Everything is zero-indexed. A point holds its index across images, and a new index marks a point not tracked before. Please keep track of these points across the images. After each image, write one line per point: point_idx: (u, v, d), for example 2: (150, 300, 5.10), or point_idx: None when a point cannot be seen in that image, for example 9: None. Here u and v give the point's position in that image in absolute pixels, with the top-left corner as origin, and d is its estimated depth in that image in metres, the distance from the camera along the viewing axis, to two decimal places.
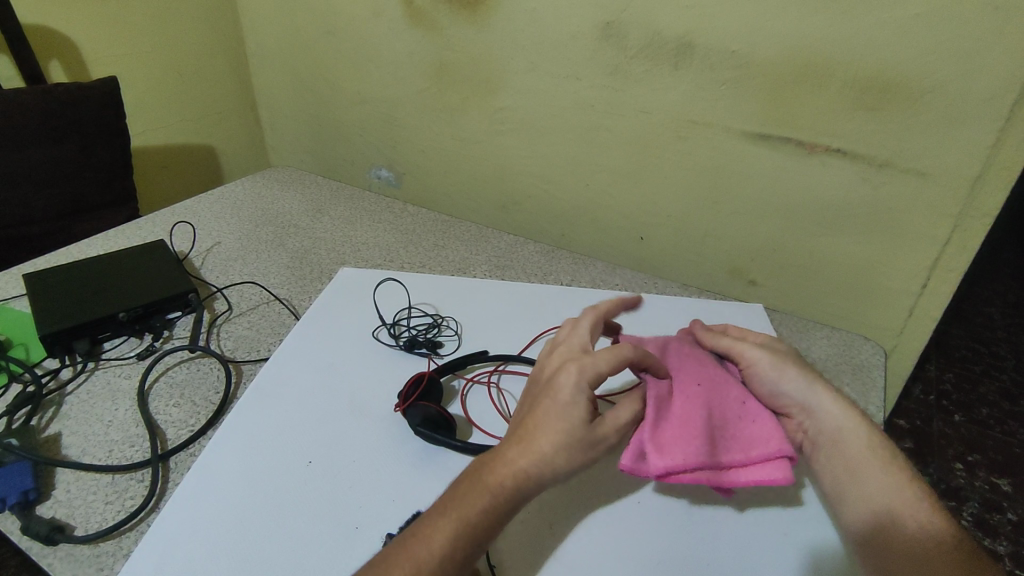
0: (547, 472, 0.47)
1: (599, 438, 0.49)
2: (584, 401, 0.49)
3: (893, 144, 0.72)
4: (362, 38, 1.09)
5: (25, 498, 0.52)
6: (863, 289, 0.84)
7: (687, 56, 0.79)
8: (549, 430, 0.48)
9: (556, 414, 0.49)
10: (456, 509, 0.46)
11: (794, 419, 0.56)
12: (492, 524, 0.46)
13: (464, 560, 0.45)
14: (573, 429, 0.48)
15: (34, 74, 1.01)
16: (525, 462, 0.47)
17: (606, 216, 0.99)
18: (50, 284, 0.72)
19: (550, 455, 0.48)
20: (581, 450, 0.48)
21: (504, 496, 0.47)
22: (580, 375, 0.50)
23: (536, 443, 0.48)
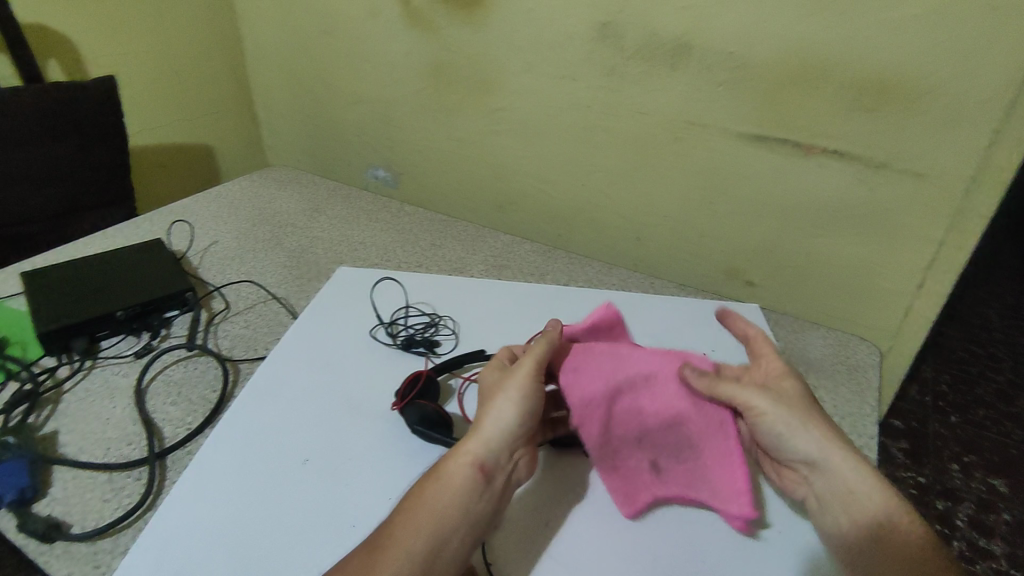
0: (490, 426, 0.53)
1: (523, 373, 0.56)
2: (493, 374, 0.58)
3: (890, 145, 0.72)
4: (361, 38, 1.09)
5: (21, 496, 0.51)
6: (860, 289, 0.84)
7: (684, 57, 0.79)
8: (484, 399, 0.56)
9: (488, 386, 0.57)
10: (415, 495, 0.50)
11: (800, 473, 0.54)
12: (451, 495, 0.49)
13: (429, 536, 0.47)
14: (497, 384, 0.56)
15: (31, 72, 1.01)
16: (470, 438, 0.52)
17: (603, 216, 1.00)
18: (46, 283, 0.72)
19: (496, 411, 0.54)
20: (511, 389, 0.55)
21: (452, 472, 0.51)
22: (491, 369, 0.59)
23: (479, 414, 0.55)
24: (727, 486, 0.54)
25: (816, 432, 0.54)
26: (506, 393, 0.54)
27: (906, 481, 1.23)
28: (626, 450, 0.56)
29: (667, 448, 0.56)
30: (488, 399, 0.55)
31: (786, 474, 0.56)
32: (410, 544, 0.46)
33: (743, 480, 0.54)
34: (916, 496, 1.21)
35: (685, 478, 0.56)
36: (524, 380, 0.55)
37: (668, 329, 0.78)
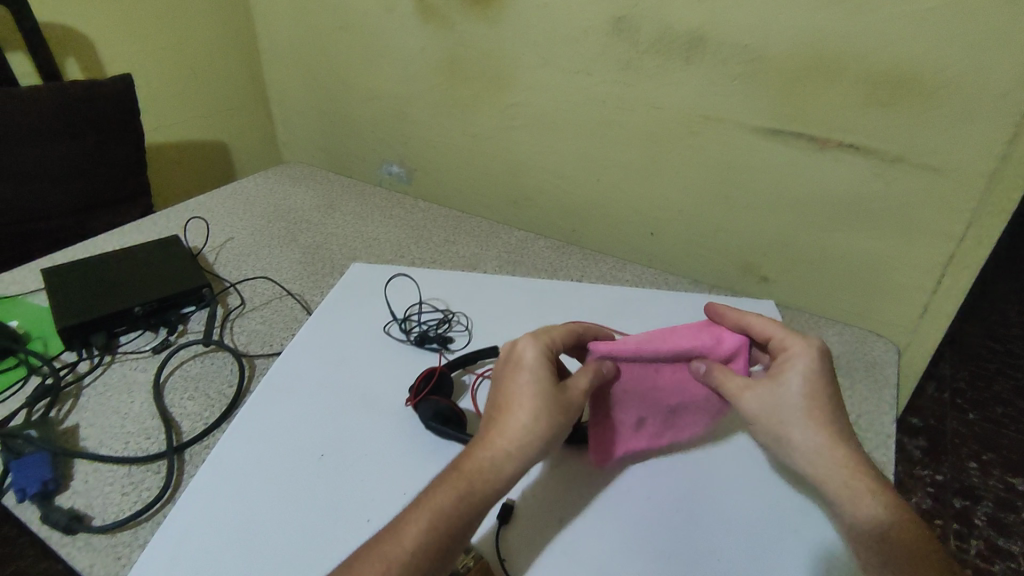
0: (526, 447, 0.49)
1: (574, 400, 0.51)
2: (541, 364, 0.52)
3: (910, 139, 0.71)
4: (374, 34, 1.09)
5: (44, 488, 0.52)
6: (877, 285, 0.83)
7: (699, 51, 0.79)
8: (520, 406, 0.50)
9: (524, 387, 0.51)
10: (428, 501, 0.47)
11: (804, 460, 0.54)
12: (472, 512, 0.47)
13: (444, 545, 0.45)
14: (541, 395, 0.50)
15: (50, 71, 1.02)
16: (494, 444, 0.49)
17: (616, 212, 0.99)
18: (66, 279, 0.73)
19: (523, 427, 0.49)
20: (557, 416, 0.50)
21: (476, 482, 0.48)
22: (536, 346, 0.53)
23: (510, 422, 0.49)
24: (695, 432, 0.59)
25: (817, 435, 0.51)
26: (552, 419, 0.50)
27: (922, 479, 1.22)
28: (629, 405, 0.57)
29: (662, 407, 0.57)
30: (524, 409, 0.50)
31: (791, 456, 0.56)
32: (424, 559, 0.45)
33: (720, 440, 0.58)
34: (934, 494, 1.19)
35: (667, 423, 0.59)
36: (572, 409, 0.51)
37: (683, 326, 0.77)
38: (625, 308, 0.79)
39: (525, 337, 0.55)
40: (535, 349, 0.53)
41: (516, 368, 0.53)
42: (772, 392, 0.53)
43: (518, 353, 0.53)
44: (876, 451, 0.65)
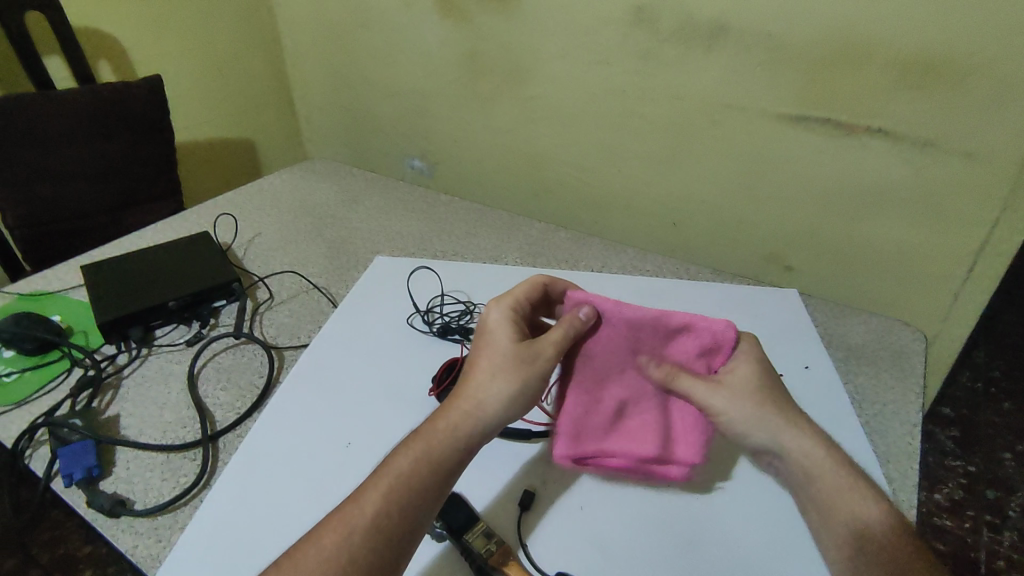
0: (487, 405, 0.49)
1: (537, 353, 0.51)
2: (504, 329, 0.53)
3: (938, 123, 0.70)
4: (395, 29, 1.10)
5: (89, 474, 0.55)
6: (906, 273, 0.82)
7: (720, 38, 0.78)
8: (482, 367, 0.51)
9: (486, 350, 0.52)
10: (390, 465, 0.47)
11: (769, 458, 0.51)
12: (434, 472, 0.47)
13: (408, 505, 0.45)
14: (502, 354, 0.51)
15: (85, 74, 1.06)
16: (454, 406, 0.49)
17: (638, 202, 0.99)
18: (104, 275, 0.76)
19: (485, 387, 0.50)
20: (520, 372, 0.50)
21: (439, 441, 0.48)
22: (504, 311, 0.55)
23: (473, 383, 0.50)
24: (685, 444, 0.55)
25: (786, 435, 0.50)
26: (512, 376, 0.50)
27: (954, 470, 1.20)
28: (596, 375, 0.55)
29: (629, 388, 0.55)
30: (485, 370, 0.50)
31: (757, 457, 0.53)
32: (385, 520, 0.44)
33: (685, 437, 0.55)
34: (965, 485, 1.18)
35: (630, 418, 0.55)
36: (536, 363, 0.51)
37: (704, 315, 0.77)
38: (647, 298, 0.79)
39: (493, 302, 0.56)
40: (499, 312, 0.54)
41: (482, 336, 0.54)
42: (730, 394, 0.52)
43: (484, 322, 0.55)
44: (901, 440, 0.65)
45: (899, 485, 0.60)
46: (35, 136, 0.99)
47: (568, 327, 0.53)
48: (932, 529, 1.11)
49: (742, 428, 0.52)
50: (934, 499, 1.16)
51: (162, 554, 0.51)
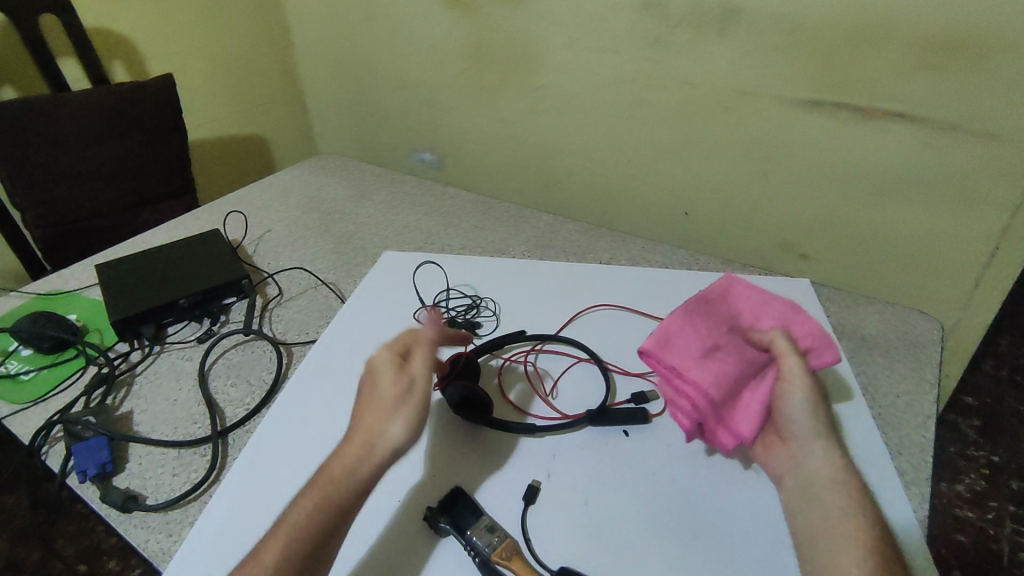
0: (378, 448, 0.48)
1: (414, 383, 0.50)
2: (386, 368, 0.51)
3: (960, 105, 0.68)
4: (403, 22, 1.10)
5: (102, 470, 0.56)
6: (924, 261, 0.80)
7: (731, 23, 0.76)
8: (364, 408, 0.50)
9: (370, 393, 0.50)
10: (286, 514, 0.47)
11: (789, 451, 0.53)
12: (328, 518, 0.46)
13: (304, 551, 0.45)
14: (382, 393, 0.50)
15: (100, 75, 1.08)
16: (343, 454, 0.48)
17: (648, 192, 0.98)
18: (118, 274, 0.77)
19: (381, 432, 0.48)
20: (399, 405, 0.49)
21: (332, 488, 0.47)
22: (386, 347, 0.53)
23: (358, 426, 0.49)
24: (743, 412, 0.55)
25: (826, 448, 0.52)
26: (394, 412, 0.49)
27: (975, 460, 1.18)
28: (706, 328, 0.58)
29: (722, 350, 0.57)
30: (364, 411, 0.49)
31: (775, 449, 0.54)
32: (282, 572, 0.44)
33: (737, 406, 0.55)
34: (987, 475, 1.16)
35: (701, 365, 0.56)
36: (416, 393, 0.50)
37: None
38: (655, 290, 0.79)
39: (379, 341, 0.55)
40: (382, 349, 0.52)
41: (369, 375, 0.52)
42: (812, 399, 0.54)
43: (369, 359, 0.53)
44: (915, 431, 0.64)
45: (913, 478, 0.59)
46: (51, 138, 1.01)
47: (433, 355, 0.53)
48: (952, 520, 1.10)
49: (792, 418, 0.54)
50: (954, 490, 1.14)
51: (172, 549, 0.52)
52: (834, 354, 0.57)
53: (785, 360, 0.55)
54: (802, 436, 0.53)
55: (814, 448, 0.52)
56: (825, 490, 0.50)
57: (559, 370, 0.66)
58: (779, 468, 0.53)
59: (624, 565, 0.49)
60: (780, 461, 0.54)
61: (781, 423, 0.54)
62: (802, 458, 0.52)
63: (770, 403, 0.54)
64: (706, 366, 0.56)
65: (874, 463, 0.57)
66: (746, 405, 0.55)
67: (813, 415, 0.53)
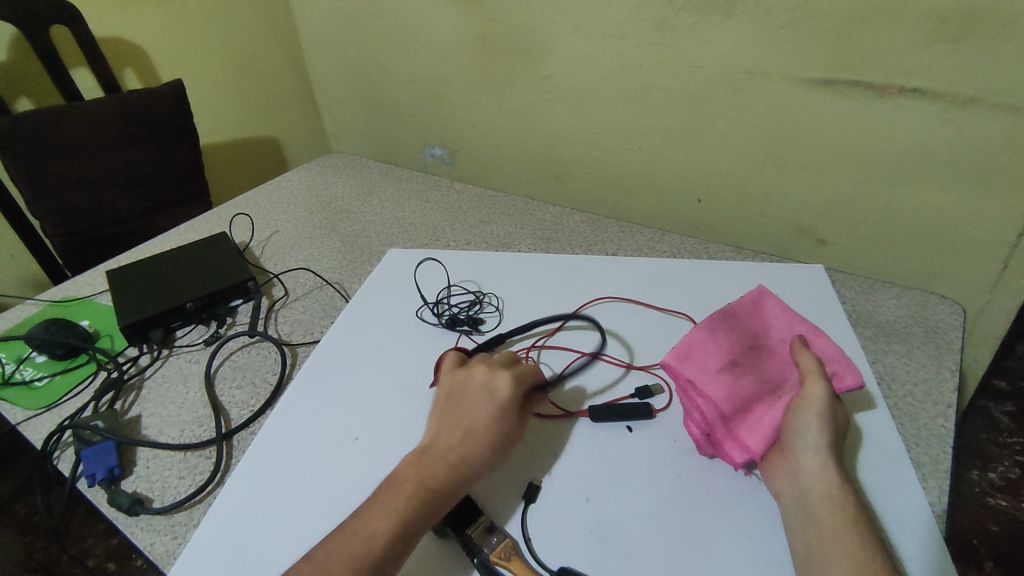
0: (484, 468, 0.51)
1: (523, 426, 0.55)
2: (507, 398, 0.54)
3: (983, 77, 0.64)
4: (407, 17, 1.09)
5: (110, 474, 0.57)
6: (947, 242, 0.76)
7: (738, 2, 0.74)
8: (487, 433, 0.52)
9: (493, 419, 0.53)
10: (388, 501, 0.48)
11: (787, 464, 0.51)
12: (430, 521, 0.48)
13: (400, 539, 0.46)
14: (508, 431, 0.53)
15: (111, 84, 1.09)
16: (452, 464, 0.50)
17: (659, 180, 0.96)
18: (127, 280, 0.78)
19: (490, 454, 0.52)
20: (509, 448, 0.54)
21: (437, 489, 0.49)
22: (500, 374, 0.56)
23: (475, 447, 0.52)
24: (753, 427, 0.53)
25: (825, 461, 0.49)
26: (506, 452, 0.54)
27: (1010, 447, 1.14)
28: (728, 342, 0.59)
29: (741, 364, 0.57)
30: (488, 437, 0.52)
31: (774, 464, 0.52)
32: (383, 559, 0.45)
33: (748, 420, 0.54)
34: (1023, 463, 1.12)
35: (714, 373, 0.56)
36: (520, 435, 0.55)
37: (721, 296, 0.74)
38: (663, 281, 0.77)
39: (496, 369, 0.56)
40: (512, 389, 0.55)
41: (477, 394, 0.55)
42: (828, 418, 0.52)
43: (477, 378, 0.56)
44: (933, 422, 0.61)
45: (930, 470, 0.56)
46: (65, 147, 1.03)
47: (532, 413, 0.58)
48: (984, 510, 1.06)
49: (798, 432, 0.51)
50: (987, 478, 1.10)
51: (177, 551, 0.52)
52: (856, 377, 0.55)
53: (810, 379, 0.54)
54: (803, 450, 0.50)
55: (809, 461, 0.50)
56: (816, 502, 0.47)
57: (561, 365, 0.65)
58: (778, 483, 0.51)
59: (625, 563, 0.48)
60: (778, 474, 0.51)
61: (785, 437, 0.52)
62: (799, 473, 0.50)
63: (785, 417, 0.53)
64: (719, 378, 0.56)
65: (889, 455, 0.55)
66: (760, 418, 0.54)
67: (820, 431, 0.51)
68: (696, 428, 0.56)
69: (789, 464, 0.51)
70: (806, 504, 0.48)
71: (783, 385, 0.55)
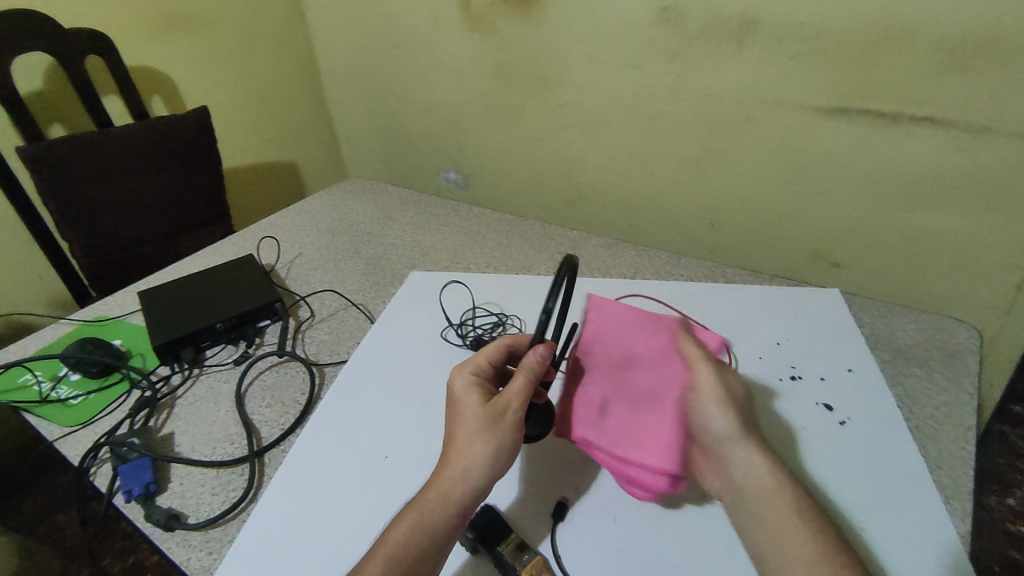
0: (469, 468, 0.48)
1: (508, 407, 0.50)
2: (469, 392, 0.51)
3: (992, 105, 0.66)
4: (425, 46, 1.13)
5: (147, 490, 0.59)
6: (960, 267, 0.78)
7: (750, 34, 0.76)
8: (455, 434, 0.50)
9: (457, 416, 0.51)
10: (387, 535, 0.47)
11: (715, 467, 0.52)
12: (428, 542, 0.46)
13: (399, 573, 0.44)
14: (473, 420, 0.49)
15: (141, 110, 1.13)
16: (438, 479, 0.48)
17: (673, 205, 0.98)
18: (159, 300, 0.80)
19: (468, 449, 0.48)
20: (494, 431, 0.49)
21: (428, 510, 0.47)
22: (462, 373, 0.54)
23: (453, 452, 0.49)
24: (661, 446, 0.54)
25: (757, 459, 0.50)
26: (488, 435, 0.49)
27: None
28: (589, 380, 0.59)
29: (612, 400, 0.58)
30: (456, 434, 0.49)
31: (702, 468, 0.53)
32: None
33: (656, 443, 0.54)
34: None
35: (595, 421, 0.57)
36: (508, 415, 0.50)
37: (740, 319, 0.75)
38: (683, 304, 0.78)
39: (456, 370, 0.55)
40: (462, 379, 0.53)
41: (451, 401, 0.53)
42: (729, 408, 0.53)
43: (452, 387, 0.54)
44: (955, 444, 0.62)
45: (952, 492, 0.57)
46: (97, 171, 1.06)
47: (528, 375, 0.51)
48: (1005, 536, 1.06)
49: (713, 430, 0.52)
50: (1005, 503, 1.10)
51: (213, 566, 0.53)
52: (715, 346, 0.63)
53: (694, 371, 0.56)
54: (721, 445, 0.52)
55: (730, 456, 0.51)
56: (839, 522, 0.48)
57: None
58: (712, 483, 0.52)
59: None
60: (711, 479, 0.52)
61: (699, 436, 0.53)
62: (730, 474, 0.51)
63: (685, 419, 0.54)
64: (606, 429, 0.56)
65: (910, 476, 0.56)
66: (659, 434, 0.54)
67: (725, 416, 0.52)
68: (626, 480, 0.55)
69: (717, 468, 0.52)
70: (746, 499, 0.49)
71: (658, 389, 0.57)
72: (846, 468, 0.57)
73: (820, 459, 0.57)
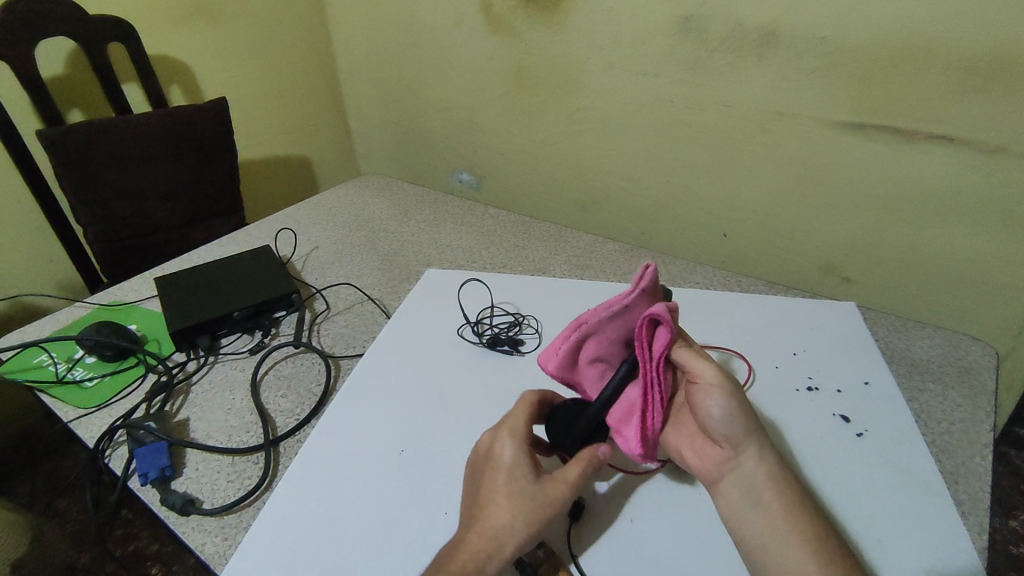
0: (506, 549, 0.46)
1: (557, 496, 0.48)
2: (520, 466, 0.49)
3: (1011, 127, 0.66)
4: (445, 46, 1.14)
5: (163, 474, 0.59)
6: (974, 286, 0.78)
7: (772, 46, 0.77)
8: (497, 503, 0.47)
9: (500, 486, 0.48)
10: None
11: (722, 453, 0.51)
12: None
13: None
14: (521, 499, 0.47)
15: (159, 97, 1.13)
16: (470, 548, 0.47)
17: (687, 213, 0.99)
18: (176, 286, 0.81)
19: (508, 528, 0.46)
20: (538, 517, 0.47)
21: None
22: (511, 436, 0.51)
23: (489, 525, 0.47)
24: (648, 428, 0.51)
25: (759, 450, 0.50)
26: (533, 520, 0.47)
27: None
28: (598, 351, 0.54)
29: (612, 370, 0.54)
30: (494, 505, 0.47)
31: (705, 449, 0.52)
32: None
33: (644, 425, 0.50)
34: None
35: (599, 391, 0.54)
36: (555, 505, 0.48)
37: (755, 329, 0.75)
38: (698, 311, 0.79)
39: (502, 428, 0.52)
40: (512, 446, 0.50)
41: (491, 461, 0.50)
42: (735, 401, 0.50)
43: (495, 445, 0.51)
44: (970, 460, 0.62)
45: (970, 508, 0.57)
46: (115, 156, 1.07)
47: (586, 464, 0.49)
48: (1006, 558, 1.05)
49: (723, 425, 0.50)
50: (1009, 525, 1.10)
51: (227, 552, 0.53)
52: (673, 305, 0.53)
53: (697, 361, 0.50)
54: (730, 439, 0.50)
55: (744, 449, 0.50)
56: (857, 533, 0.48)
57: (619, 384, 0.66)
58: (709, 470, 0.51)
59: None
60: (712, 463, 0.51)
61: (708, 428, 0.51)
62: (736, 464, 0.50)
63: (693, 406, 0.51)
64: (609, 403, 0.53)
65: (927, 490, 0.56)
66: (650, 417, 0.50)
67: (728, 412, 0.49)
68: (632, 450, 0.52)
69: (724, 454, 0.51)
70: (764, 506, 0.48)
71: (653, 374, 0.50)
72: (862, 481, 0.57)
73: (838, 471, 0.57)
